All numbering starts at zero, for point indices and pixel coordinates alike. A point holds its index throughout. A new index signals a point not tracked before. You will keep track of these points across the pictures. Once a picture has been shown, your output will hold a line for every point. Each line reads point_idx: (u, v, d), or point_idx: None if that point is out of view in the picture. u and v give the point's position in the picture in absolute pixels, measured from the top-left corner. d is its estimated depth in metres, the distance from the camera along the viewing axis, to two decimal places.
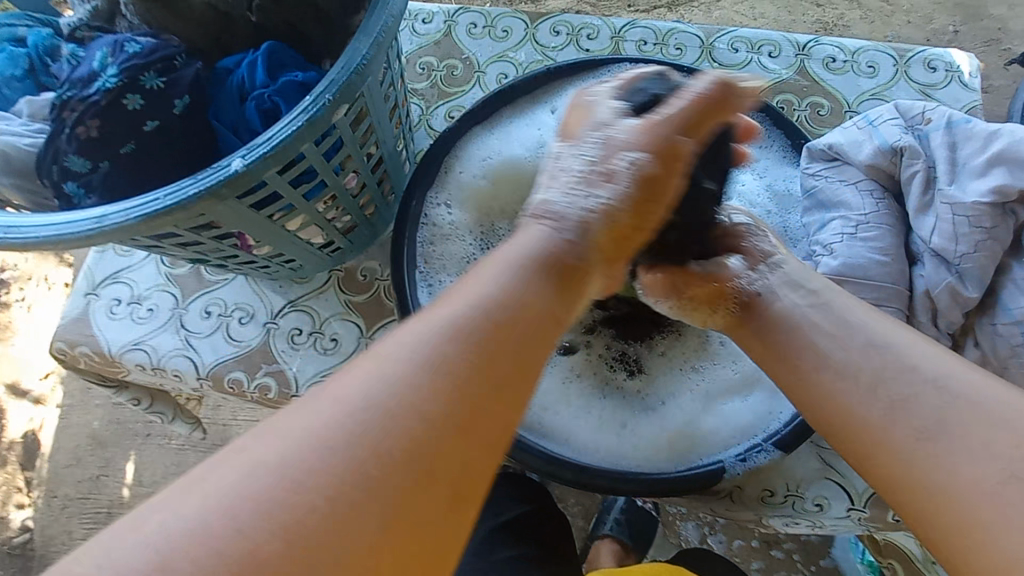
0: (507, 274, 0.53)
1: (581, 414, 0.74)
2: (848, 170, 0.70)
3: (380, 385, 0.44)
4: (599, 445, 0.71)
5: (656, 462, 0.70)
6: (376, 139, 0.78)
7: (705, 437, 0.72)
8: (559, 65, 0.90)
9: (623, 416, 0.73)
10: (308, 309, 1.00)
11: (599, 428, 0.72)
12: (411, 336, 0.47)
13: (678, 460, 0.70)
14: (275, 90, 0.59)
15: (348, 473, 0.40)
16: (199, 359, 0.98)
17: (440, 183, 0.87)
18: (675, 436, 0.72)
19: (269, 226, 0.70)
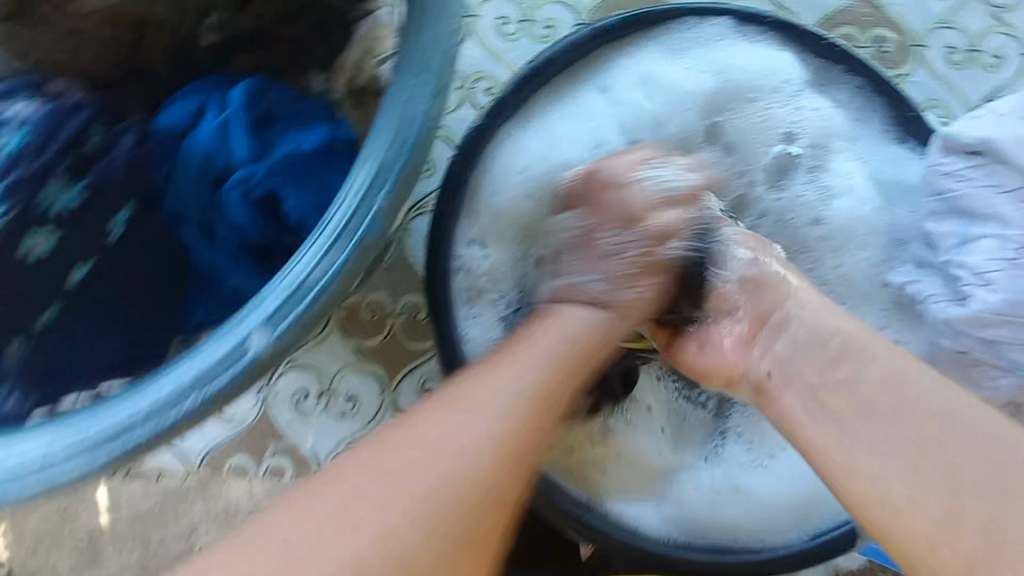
0: (527, 374, 0.51)
1: (692, 481, 0.66)
2: (1002, 173, 0.56)
3: (415, 468, 0.43)
4: (713, 516, 0.64)
5: (775, 530, 0.64)
6: None
7: (834, 496, 0.64)
8: (605, 24, 0.66)
9: (732, 479, 0.66)
10: (310, 366, 0.82)
11: (711, 498, 0.65)
12: (451, 424, 0.46)
13: (796, 525, 0.64)
14: (265, 169, 0.54)
15: (429, 508, 0.42)
16: (186, 446, 0.79)
17: (470, 210, 0.66)
18: (794, 498, 0.65)
19: None
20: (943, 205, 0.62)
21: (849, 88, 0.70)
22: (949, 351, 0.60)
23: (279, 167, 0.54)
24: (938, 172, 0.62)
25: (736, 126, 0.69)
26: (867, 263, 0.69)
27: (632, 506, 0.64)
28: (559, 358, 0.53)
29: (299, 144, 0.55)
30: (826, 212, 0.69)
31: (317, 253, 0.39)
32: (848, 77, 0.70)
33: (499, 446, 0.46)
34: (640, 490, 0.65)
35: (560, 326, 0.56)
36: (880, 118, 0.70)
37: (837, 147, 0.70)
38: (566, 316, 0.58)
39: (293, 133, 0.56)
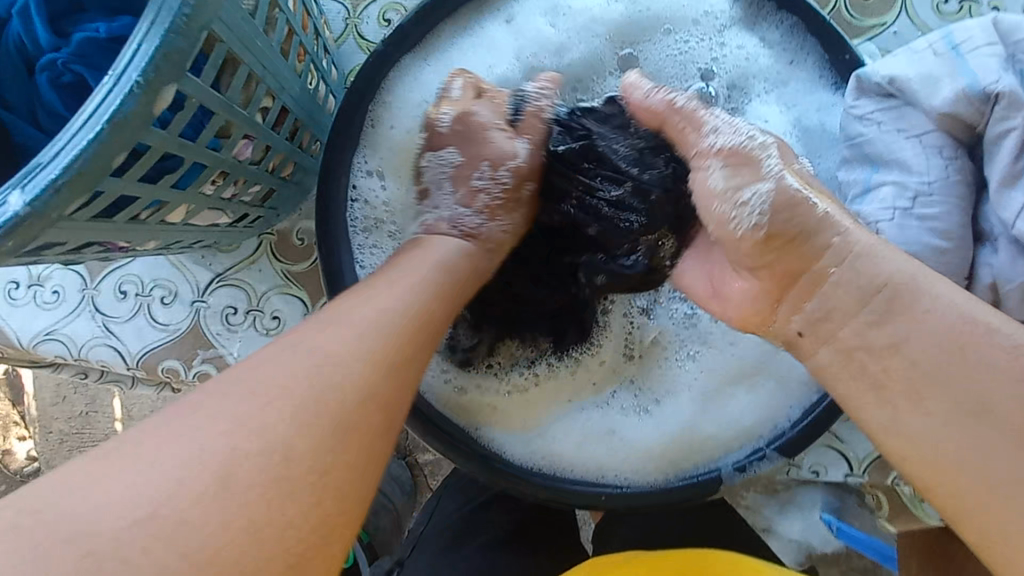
0: (409, 291, 0.51)
1: (571, 423, 0.64)
2: (910, 116, 0.52)
3: (302, 369, 0.42)
4: (586, 453, 0.63)
5: (643, 472, 0.62)
6: (268, 88, 0.56)
7: (708, 441, 0.63)
8: None
9: (611, 420, 0.64)
10: (239, 283, 0.86)
11: (583, 437, 0.63)
12: (341, 331, 0.45)
13: (667, 470, 0.62)
14: (72, 53, 0.44)
15: (323, 410, 0.41)
16: (125, 348, 0.86)
17: (369, 144, 0.67)
18: (668, 443, 0.63)
19: (140, 228, 0.53)
20: (853, 152, 0.56)
21: (783, 26, 0.65)
22: None
23: (84, 52, 0.45)
24: (849, 115, 0.56)
25: (645, 61, 0.66)
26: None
27: (503, 436, 0.63)
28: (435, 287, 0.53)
29: (92, 31, 0.46)
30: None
31: (75, 127, 0.35)
32: (778, 15, 0.65)
33: (362, 366, 0.44)
34: (512, 424, 0.64)
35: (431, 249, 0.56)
36: (816, 59, 0.64)
37: (755, 88, 0.66)
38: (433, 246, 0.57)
39: (91, 21, 0.47)
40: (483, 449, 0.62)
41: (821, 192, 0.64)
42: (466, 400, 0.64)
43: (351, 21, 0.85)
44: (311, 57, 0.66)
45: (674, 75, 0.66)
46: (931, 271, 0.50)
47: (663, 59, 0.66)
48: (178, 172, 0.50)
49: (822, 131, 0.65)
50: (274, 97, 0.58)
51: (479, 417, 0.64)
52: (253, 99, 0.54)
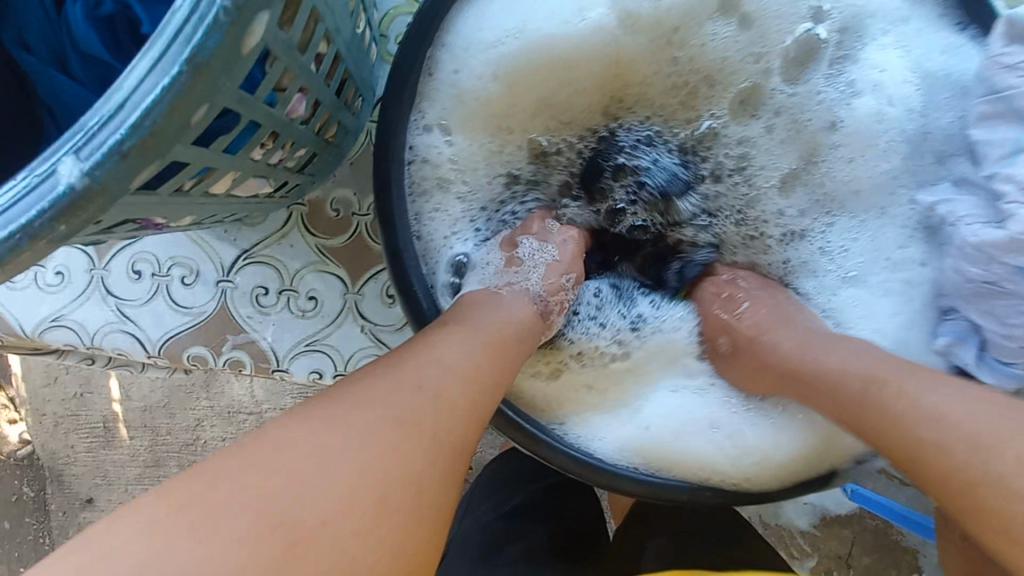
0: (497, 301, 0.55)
1: (660, 409, 0.60)
2: None
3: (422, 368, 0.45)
4: (684, 444, 0.59)
5: (744, 465, 0.58)
6: (326, 29, 0.46)
7: (815, 429, 0.58)
8: None
9: (704, 409, 0.61)
10: (269, 261, 0.77)
11: (680, 426, 0.59)
12: (449, 339, 0.49)
13: (769, 461, 0.58)
14: None
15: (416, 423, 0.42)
16: (144, 334, 0.78)
17: (426, 93, 0.58)
18: (769, 432, 0.59)
19: (183, 201, 0.45)
20: (997, 107, 0.50)
21: None
22: (976, 281, 0.51)
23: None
24: (996, 64, 0.49)
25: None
26: (879, 172, 0.60)
27: (592, 428, 0.58)
28: (489, 340, 0.50)
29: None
30: (838, 106, 0.61)
31: (139, 70, 0.26)
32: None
33: (429, 417, 0.42)
34: (603, 413, 0.60)
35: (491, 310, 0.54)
36: (935, 8, 0.59)
37: (870, 30, 0.60)
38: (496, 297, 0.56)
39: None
40: (574, 440, 0.58)
41: (927, 146, 0.59)
42: (556, 389, 0.60)
43: None
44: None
45: (783, 15, 0.59)
46: None
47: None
48: (233, 133, 0.41)
49: (938, 80, 0.59)
50: (329, 41, 0.49)
51: (566, 409, 0.59)
52: (310, 42, 0.45)
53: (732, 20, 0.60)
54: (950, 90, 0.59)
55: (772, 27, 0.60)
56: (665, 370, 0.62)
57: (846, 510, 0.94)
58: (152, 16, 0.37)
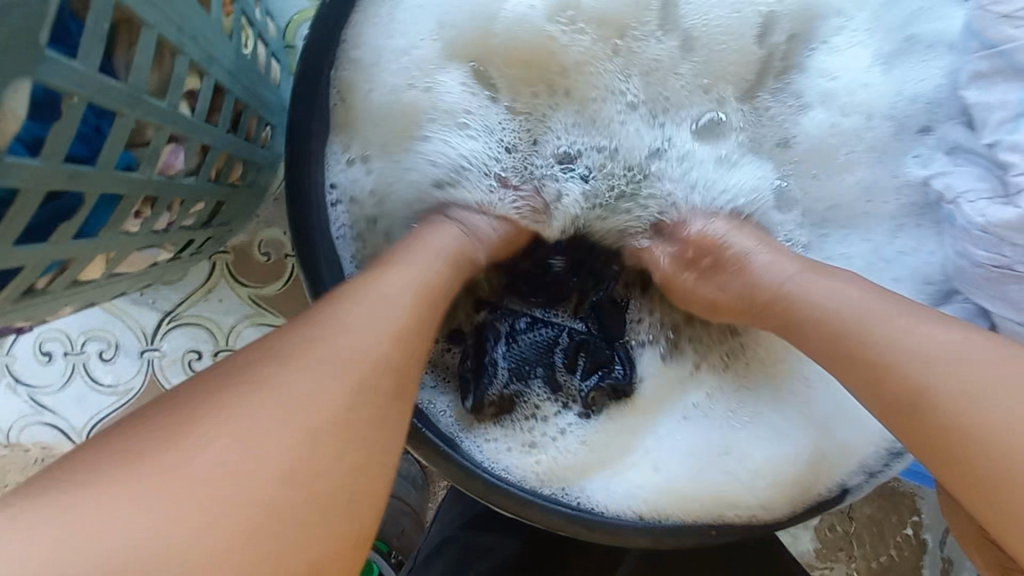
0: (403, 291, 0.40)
1: (673, 443, 0.53)
2: None
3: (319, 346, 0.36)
4: (692, 480, 0.51)
5: (769, 499, 0.50)
6: (191, 61, 0.37)
7: (842, 447, 0.51)
8: None
9: (722, 434, 0.53)
10: (199, 321, 0.68)
11: (687, 460, 0.52)
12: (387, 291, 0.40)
13: (798, 493, 0.50)
14: None
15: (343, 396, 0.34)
16: (67, 421, 0.68)
17: (340, 120, 0.49)
18: (800, 458, 0.51)
19: (37, 299, 0.36)
20: (993, 63, 0.44)
21: None
22: (986, 265, 0.44)
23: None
24: (990, 14, 0.43)
25: None
26: (864, 182, 0.52)
27: (596, 479, 0.51)
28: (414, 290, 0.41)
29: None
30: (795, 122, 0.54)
31: None
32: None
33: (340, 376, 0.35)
34: (594, 459, 0.52)
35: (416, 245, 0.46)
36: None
37: (825, 30, 0.53)
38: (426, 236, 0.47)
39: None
40: (563, 493, 0.50)
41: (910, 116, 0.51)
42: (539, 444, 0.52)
43: None
44: (242, 5, 0.46)
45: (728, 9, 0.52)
46: None
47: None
48: (78, 214, 0.32)
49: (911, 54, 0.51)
50: (202, 74, 0.40)
51: (566, 461, 0.51)
52: (171, 82, 0.36)
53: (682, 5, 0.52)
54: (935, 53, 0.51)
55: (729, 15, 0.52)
56: (662, 393, 0.55)
57: None
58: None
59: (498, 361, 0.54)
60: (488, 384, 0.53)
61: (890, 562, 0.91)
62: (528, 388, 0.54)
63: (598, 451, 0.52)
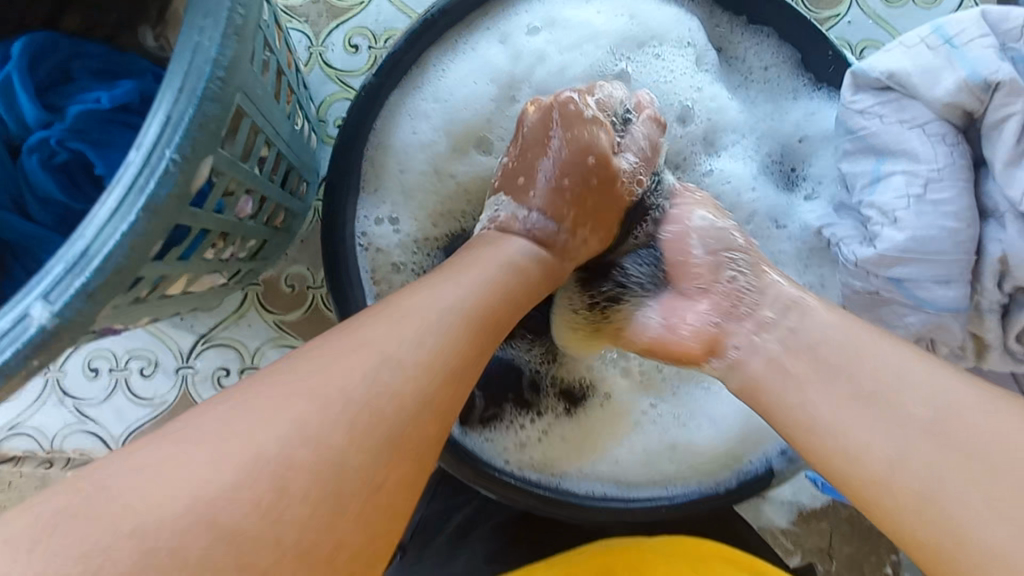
0: (466, 287, 0.47)
1: (633, 439, 0.65)
2: (912, 107, 0.55)
3: (450, 288, 0.47)
4: (645, 468, 0.64)
5: (711, 473, 0.63)
6: (266, 137, 0.51)
7: (761, 435, 0.65)
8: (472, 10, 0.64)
9: (668, 432, 0.66)
10: (229, 343, 0.79)
11: (644, 459, 0.64)
12: (448, 283, 0.47)
13: (732, 467, 0.64)
14: (66, 129, 0.41)
15: (429, 407, 0.40)
16: (106, 431, 0.77)
17: (375, 186, 0.63)
18: (728, 441, 0.65)
19: (141, 307, 0.48)
20: (858, 145, 0.58)
21: (753, 46, 0.69)
22: (862, 292, 0.58)
23: (82, 125, 0.41)
24: (850, 110, 0.58)
25: (636, 78, 0.67)
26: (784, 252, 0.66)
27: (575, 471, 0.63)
28: (491, 274, 0.50)
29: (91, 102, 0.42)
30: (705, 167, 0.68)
31: (101, 218, 0.30)
32: (752, 28, 0.68)
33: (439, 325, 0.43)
34: (569, 455, 0.64)
35: (495, 249, 0.53)
36: (788, 69, 0.68)
37: (725, 141, 0.68)
38: (498, 244, 0.54)
39: (85, 90, 0.44)
40: (552, 488, 0.61)
41: (795, 180, 0.68)
42: (533, 452, 0.63)
43: (314, 49, 0.78)
44: (296, 96, 0.61)
45: (657, 102, 0.67)
46: (950, 250, 0.53)
47: (652, 84, 0.67)
48: (185, 243, 0.45)
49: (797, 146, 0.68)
50: (270, 145, 0.53)
51: (551, 456, 0.63)
52: (252, 150, 0.49)
53: None
54: (820, 151, 0.67)
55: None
56: (623, 406, 0.67)
57: (819, 502, 1.00)
58: (106, 158, 0.41)
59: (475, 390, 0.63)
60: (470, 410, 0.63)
61: None
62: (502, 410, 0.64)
63: (573, 451, 0.64)
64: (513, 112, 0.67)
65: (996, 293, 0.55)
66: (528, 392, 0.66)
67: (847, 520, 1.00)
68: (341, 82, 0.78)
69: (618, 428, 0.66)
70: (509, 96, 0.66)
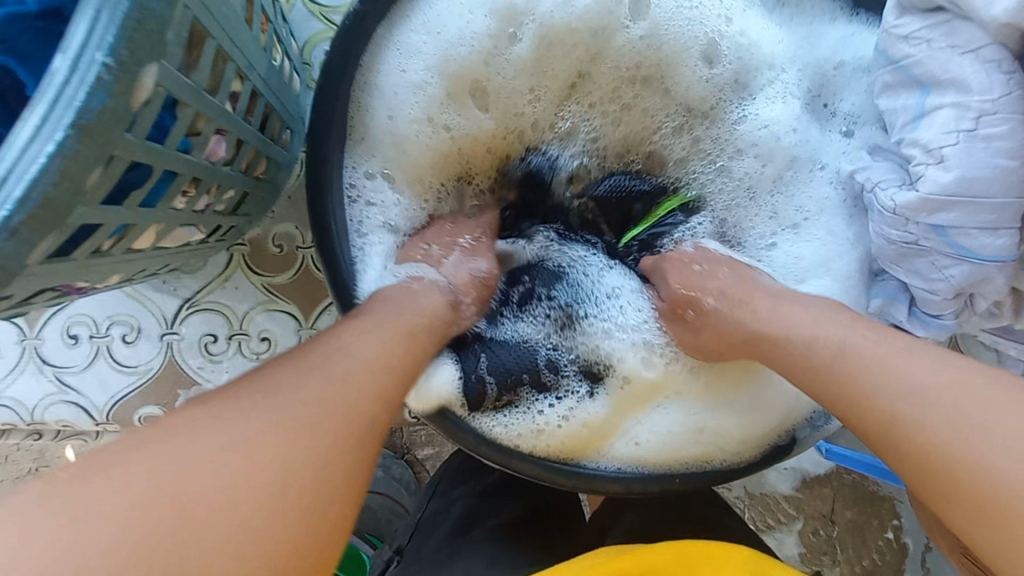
0: (375, 340, 0.48)
1: (659, 422, 0.60)
2: (963, 31, 0.48)
3: (374, 343, 0.47)
4: (671, 448, 0.59)
5: (739, 450, 0.59)
6: (238, 67, 0.45)
7: (791, 404, 0.60)
8: None
9: (695, 412, 0.60)
10: (215, 307, 0.75)
11: (669, 441, 0.59)
12: (357, 335, 0.47)
13: (761, 441, 0.59)
14: None
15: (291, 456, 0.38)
16: (88, 400, 0.74)
17: (362, 133, 0.58)
18: (757, 415, 0.60)
19: (104, 260, 0.43)
20: (897, 76, 0.53)
21: None
22: (898, 243, 0.53)
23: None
24: (892, 36, 0.52)
25: (657, 6, 0.60)
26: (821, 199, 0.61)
27: (595, 453, 0.58)
28: (400, 329, 0.50)
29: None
30: (732, 124, 0.63)
31: (21, 137, 0.25)
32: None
33: (343, 399, 0.42)
34: (591, 440, 0.58)
35: (406, 303, 0.53)
36: None
37: (757, 82, 0.62)
38: (405, 297, 0.53)
39: None
40: (566, 463, 0.57)
41: (827, 118, 0.62)
42: (550, 439, 0.58)
43: None
44: (273, 25, 0.54)
45: (676, 39, 0.61)
46: (1000, 194, 0.48)
47: (673, 12, 0.60)
48: (147, 187, 0.40)
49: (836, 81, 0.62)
50: (244, 79, 0.48)
51: (569, 437, 0.58)
52: (221, 82, 0.44)
53: (637, 25, 0.61)
54: (861, 86, 0.61)
55: (676, 56, 0.62)
56: (648, 391, 0.61)
57: (827, 470, 0.97)
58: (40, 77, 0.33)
59: (486, 375, 0.59)
60: (482, 396, 0.58)
61: (870, 560, 0.98)
62: (518, 396, 0.59)
63: (594, 437, 0.58)
64: (516, 50, 0.61)
65: None
66: (543, 371, 0.61)
67: (857, 487, 0.97)
68: (326, 20, 0.71)
69: (645, 414, 0.60)
70: (509, 35, 0.60)
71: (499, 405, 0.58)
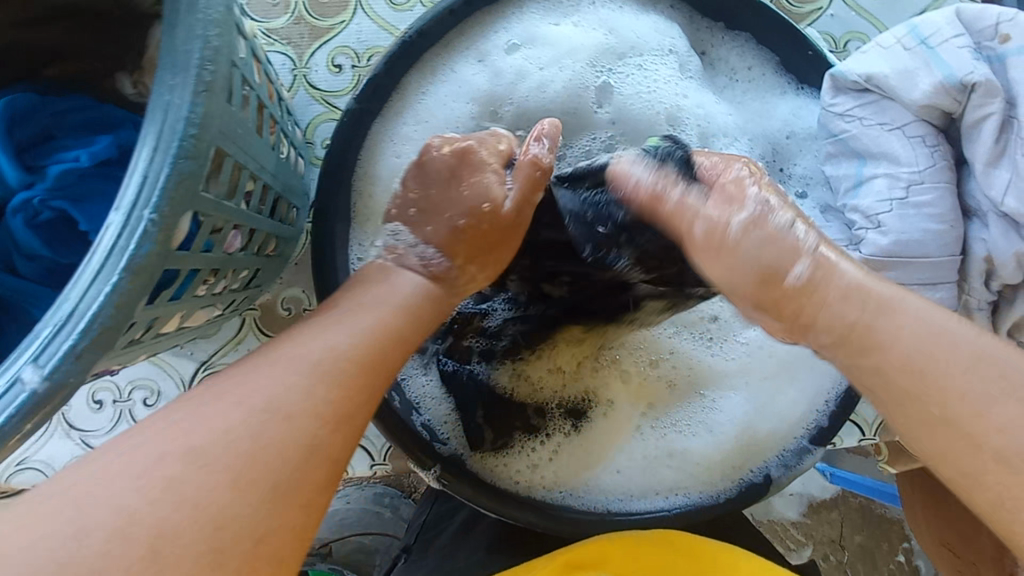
0: (356, 323, 0.46)
1: (637, 448, 0.65)
2: (889, 111, 0.55)
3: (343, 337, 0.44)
4: (650, 477, 0.64)
5: (715, 480, 0.64)
6: (251, 171, 0.52)
7: (761, 436, 0.65)
8: (437, 20, 0.62)
9: (670, 439, 0.65)
10: (229, 368, 0.80)
11: (648, 471, 0.64)
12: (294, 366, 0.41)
13: (736, 473, 0.64)
14: (50, 190, 0.44)
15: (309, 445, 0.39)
16: None
17: (361, 214, 0.64)
18: (730, 446, 0.65)
19: (136, 348, 0.49)
20: (839, 147, 0.59)
21: (737, 49, 0.69)
22: None
23: (62, 185, 0.44)
24: (830, 113, 0.59)
25: (620, 90, 0.67)
26: None
27: (583, 490, 0.63)
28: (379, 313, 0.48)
29: (71, 161, 0.45)
30: None
31: (85, 280, 0.30)
32: (732, 32, 0.69)
33: (334, 393, 0.41)
34: (575, 471, 0.64)
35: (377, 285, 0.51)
36: (769, 69, 0.69)
37: (716, 145, 0.68)
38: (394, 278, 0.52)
39: (63, 148, 0.46)
40: (557, 502, 0.62)
41: (784, 181, 0.68)
42: (541, 476, 0.64)
43: (299, 72, 0.79)
44: (281, 125, 0.61)
45: (639, 117, 0.67)
46: (934, 252, 0.53)
47: (634, 95, 0.67)
48: (175, 285, 0.45)
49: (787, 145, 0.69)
50: (256, 179, 0.54)
51: (556, 475, 0.64)
52: (237, 187, 0.50)
53: (604, 107, 0.67)
54: (809, 151, 0.68)
55: (644, 128, 0.67)
56: (623, 419, 0.66)
57: (828, 493, 1.00)
58: (88, 214, 0.43)
59: (481, 422, 0.64)
60: (480, 440, 0.63)
61: None
62: (512, 440, 0.64)
63: (579, 467, 0.64)
64: (499, 127, 0.67)
65: (983, 290, 0.55)
66: (534, 415, 0.65)
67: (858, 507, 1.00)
68: (327, 103, 0.79)
69: (625, 440, 0.65)
70: (491, 114, 0.66)
71: (494, 447, 0.63)
